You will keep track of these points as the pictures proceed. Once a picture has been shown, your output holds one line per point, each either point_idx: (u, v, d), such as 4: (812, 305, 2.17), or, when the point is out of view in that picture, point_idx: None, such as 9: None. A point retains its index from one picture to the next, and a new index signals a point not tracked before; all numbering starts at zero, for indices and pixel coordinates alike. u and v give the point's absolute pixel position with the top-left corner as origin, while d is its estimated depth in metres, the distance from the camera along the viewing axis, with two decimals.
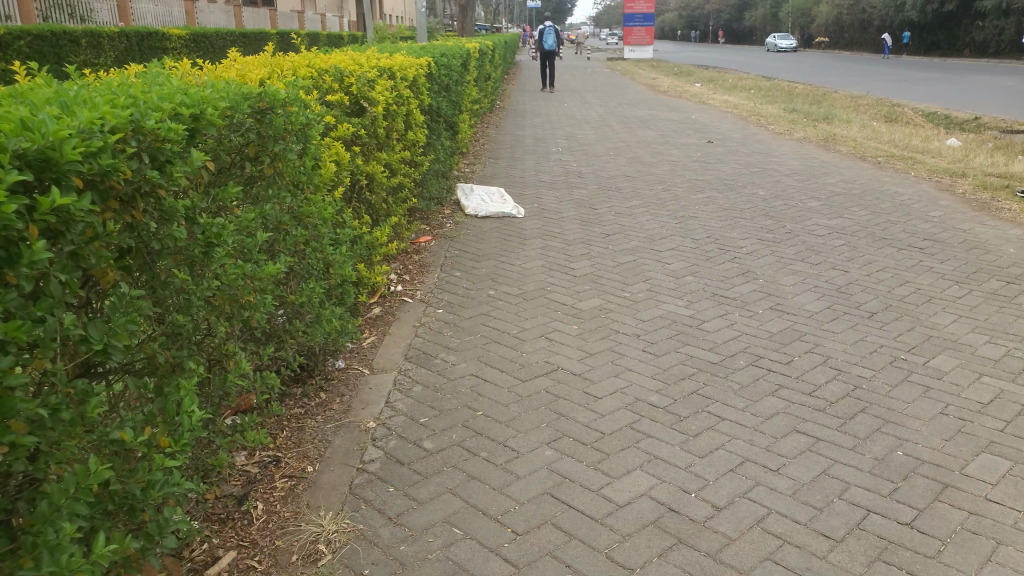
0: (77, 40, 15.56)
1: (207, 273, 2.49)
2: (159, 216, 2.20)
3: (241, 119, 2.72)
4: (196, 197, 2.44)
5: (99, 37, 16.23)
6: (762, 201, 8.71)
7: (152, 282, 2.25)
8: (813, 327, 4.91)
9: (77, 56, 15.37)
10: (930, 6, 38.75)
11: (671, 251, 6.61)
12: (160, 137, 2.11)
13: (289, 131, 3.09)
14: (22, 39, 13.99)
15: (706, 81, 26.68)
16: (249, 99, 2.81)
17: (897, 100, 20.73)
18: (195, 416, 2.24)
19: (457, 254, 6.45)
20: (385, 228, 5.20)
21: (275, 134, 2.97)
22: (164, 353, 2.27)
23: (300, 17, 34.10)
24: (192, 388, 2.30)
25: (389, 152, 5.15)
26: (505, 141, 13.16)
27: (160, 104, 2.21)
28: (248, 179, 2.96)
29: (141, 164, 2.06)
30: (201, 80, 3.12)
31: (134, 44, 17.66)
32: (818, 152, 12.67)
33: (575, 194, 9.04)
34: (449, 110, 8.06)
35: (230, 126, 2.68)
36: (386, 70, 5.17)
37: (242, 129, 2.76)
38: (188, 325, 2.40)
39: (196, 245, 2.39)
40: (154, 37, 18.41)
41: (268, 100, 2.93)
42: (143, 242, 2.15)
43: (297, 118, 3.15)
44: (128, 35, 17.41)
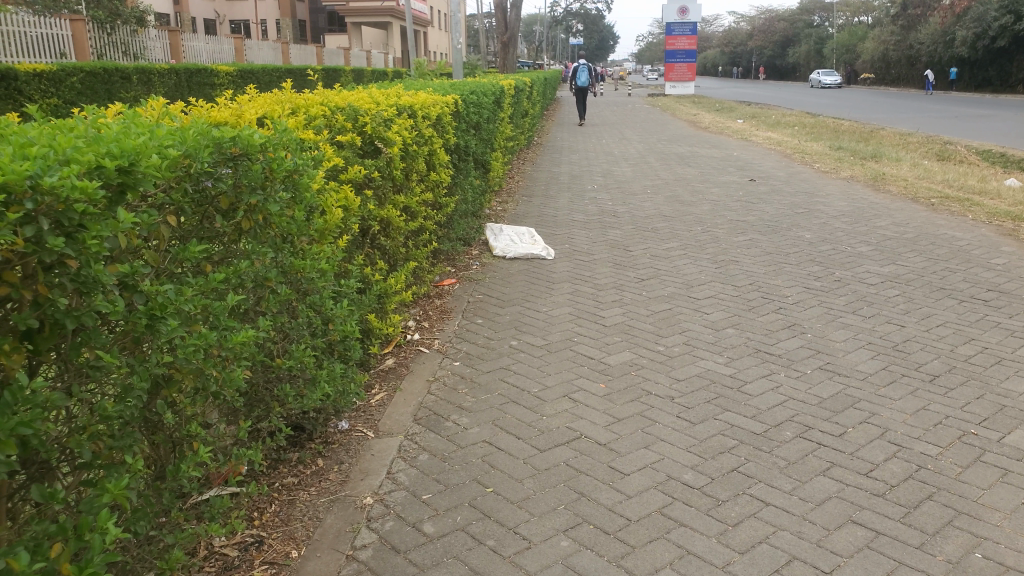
0: (125, 75, 15.73)
1: (153, 350, 1.97)
2: (78, 290, 1.72)
3: (202, 168, 2.14)
4: (135, 261, 1.90)
5: (148, 72, 16.38)
6: (808, 245, 8.23)
7: (80, 369, 1.80)
8: (867, 393, 4.42)
9: (125, 91, 15.51)
10: (978, 43, 37.97)
11: (710, 299, 6.17)
12: (65, 197, 1.62)
13: (272, 180, 2.48)
14: (71, 74, 14.17)
15: (750, 117, 26.21)
16: (217, 143, 2.22)
17: (948, 138, 20.05)
18: (112, 535, 1.71)
19: (481, 299, 6.08)
20: (402, 273, 4.84)
21: (254, 185, 2.37)
22: (89, 448, 1.79)
23: (345, 53, 34.54)
24: (122, 491, 1.81)
25: (407, 194, 4.81)
26: (540, 178, 12.87)
27: (75, 155, 1.72)
28: (216, 237, 2.35)
29: (40, 231, 1.59)
30: (173, 118, 2.63)
31: (183, 80, 17.83)
32: (867, 193, 12.14)
33: (610, 234, 8.65)
34: (479, 146, 7.73)
35: (190, 175, 2.11)
36: (406, 107, 4.84)
37: (203, 183, 2.17)
38: (129, 411, 1.89)
39: (137, 322, 1.88)
40: (201, 73, 18.58)
41: (241, 145, 2.31)
42: (55, 319, 1.68)
43: (283, 164, 2.53)
44: (176, 71, 17.59)
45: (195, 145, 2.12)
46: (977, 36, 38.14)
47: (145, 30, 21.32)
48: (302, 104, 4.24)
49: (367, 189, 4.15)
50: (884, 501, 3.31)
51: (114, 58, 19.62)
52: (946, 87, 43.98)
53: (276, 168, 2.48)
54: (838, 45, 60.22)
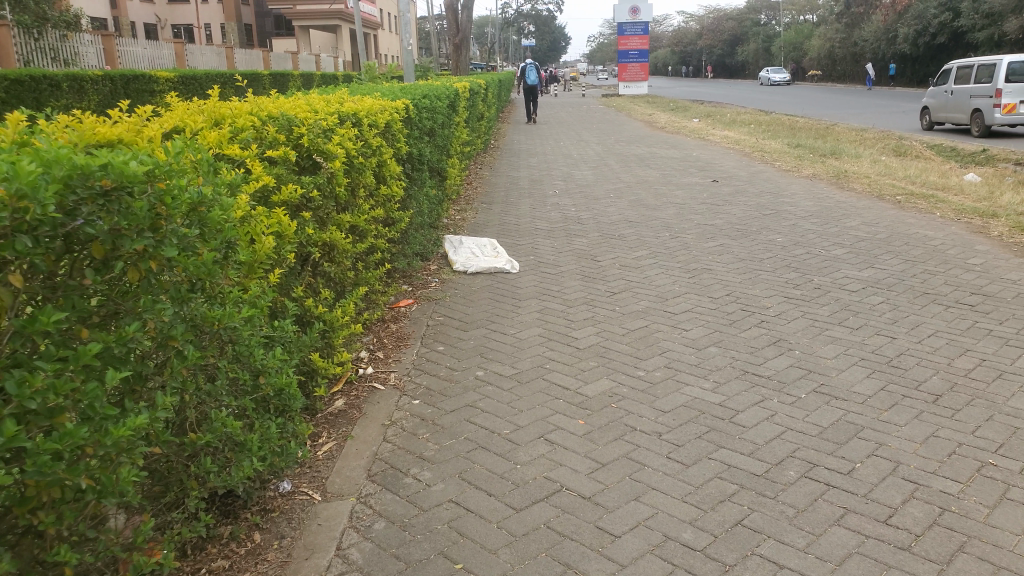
0: (56, 83, 14.98)
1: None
2: None
3: (45, 210, 1.64)
4: None
5: (80, 79, 15.61)
6: (782, 249, 7.87)
7: None
8: (870, 418, 4.00)
9: (55, 99, 14.75)
10: (920, 39, 38.63)
11: (688, 314, 5.74)
12: None
13: (162, 216, 1.97)
14: None
15: (705, 116, 26.08)
16: (70, 174, 1.72)
17: (902, 132, 20.08)
18: None
19: (442, 322, 5.59)
20: (351, 301, 4.36)
21: (136, 227, 1.86)
22: None
23: (293, 58, 33.80)
24: None
25: (354, 213, 4.32)
26: (498, 183, 12.41)
27: None
28: (90, 295, 1.85)
29: None
30: (39, 138, 2.11)
31: (119, 88, 17.05)
32: (831, 191, 11.90)
33: (575, 243, 8.20)
34: (434, 154, 7.25)
35: (29, 224, 1.63)
36: (347, 114, 4.33)
37: (50, 228, 1.68)
38: None
39: None
40: (140, 79, 17.82)
41: (113, 176, 1.79)
42: None
43: (181, 195, 2.02)
44: (112, 78, 16.80)
45: (35, 183, 1.62)
46: (919, 32, 38.79)
47: (78, 35, 20.41)
48: (226, 115, 3.73)
49: (306, 210, 3.64)
50: (912, 557, 2.88)
51: (41, 65, 18.71)
52: (891, 83, 44.64)
53: (169, 204, 1.96)
54: (785, 42, 60.92)
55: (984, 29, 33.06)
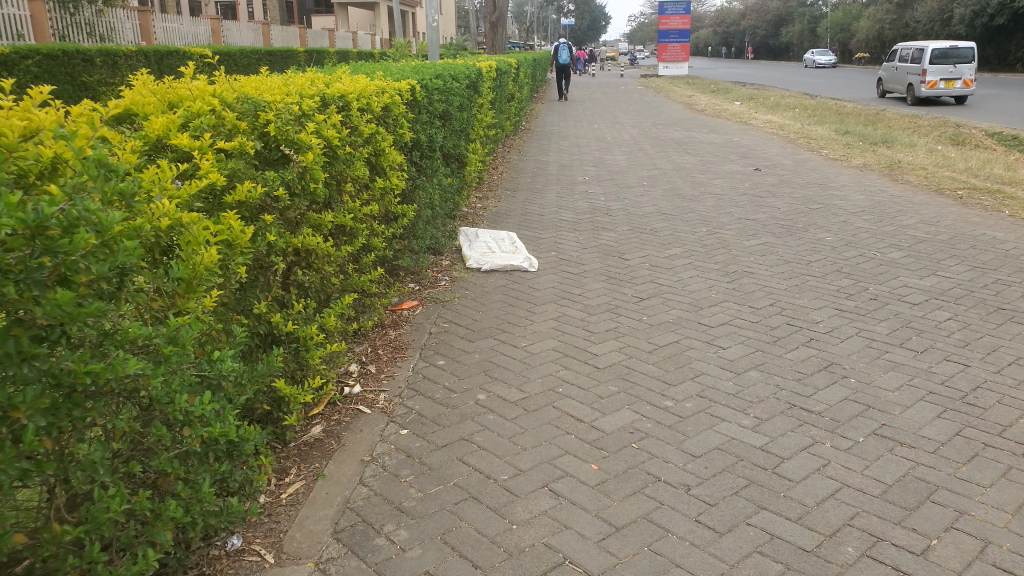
0: (88, 58, 14.56)
1: None
2: None
3: None
4: None
5: (114, 54, 15.19)
6: (831, 250, 7.13)
7: None
8: (944, 475, 3.34)
9: (87, 75, 14.33)
10: (975, 21, 37.04)
11: (726, 329, 5.06)
12: None
13: None
14: (28, 57, 13.04)
15: (746, 99, 25.07)
16: None
17: (957, 120, 19.04)
18: None
19: (447, 329, 5.00)
20: (336, 312, 3.82)
21: None
22: None
23: (331, 34, 33.37)
24: None
25: (337, 211, 3.75)
26: (527, 169, 11.78)
27: None
28: None
29: None
30: None
31: (154, 63, 16.65)
32: (883, 183, 11.09)
33: (603, 238, 7.55)
34: (449, 141, 6.64)
35: None
36: (332, 97, 3.75)
37: None
38: None
39: None
40: (174, 54, 17.45)
41: None
42: None
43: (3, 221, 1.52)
44: (145, 53, 16.40)
45: None
46: (975, 14, 37.19)
47: (114, 10, 19.89)
48: (184, 98, 3.18)
49: (268, 211, 3.08)
50: None
51: (76, 40, 18.28)
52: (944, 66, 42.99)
53: None
54: (832, 23, 59.05)
55: None
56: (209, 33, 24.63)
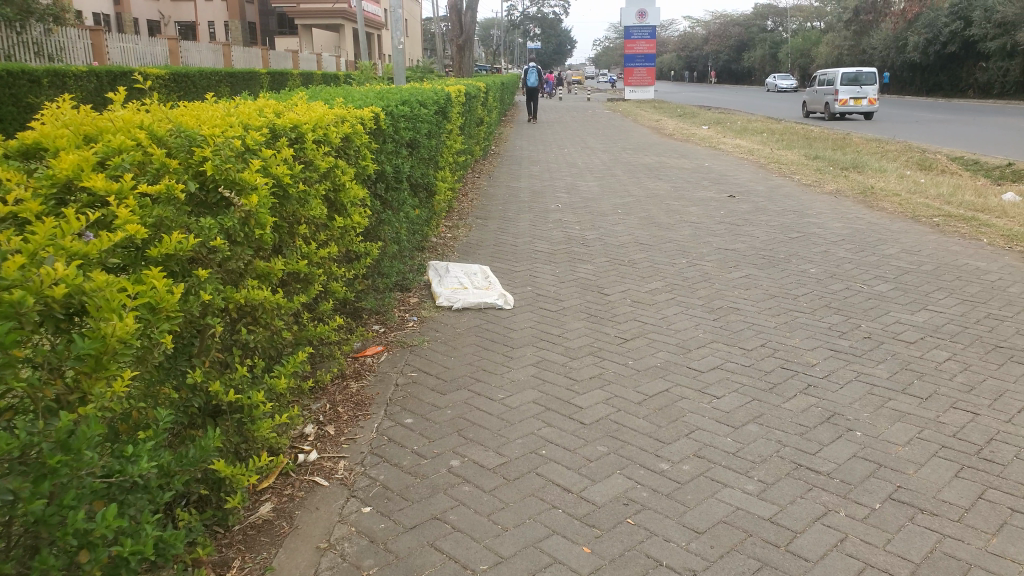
0: (37, 79, 14.04)
1: None
2: None
3: None
4: None
5: (61, 75, 14.63)
6: (816, 283, 6.84)
7: None
8: (975, 550, 2.98)
9: (35, 97, 13.78)
10: (930, 48, 37.73)
11: (718, 375, 4.69)
12: None
13: None
14: None
15: (713, 123, 25.05)
16: None
17: (922, 144, 19.13)
18: None
19: (415, 379, 4.56)
20: (288, 370, 3.39)
21: None
22: None
23: (294, 58, 32.94)
24: None
25: (288, 257, 3.31)
26: (496, 195, 11.43)
27: None
28: None
29: None
30: None
31: (106, 85, 16.12)
32: (859, 210, 10.89)
33: (579, 270, 7.18)
34: (416, 171, 6.24)
35: None
36: (283, 129, 3.32)
37: None
38: None
39: None
40: (128, 76, 16.92)
41: None
42: None
43: None
44: (97, 74, 15.92)
45: None
46: (930, 41, 37.89)
47: (66, 30, 19.25)
48: (108, 130, 2.75)
49: (203, 263, 2.64)
50: None
51: (26, 61, 17.59)
52: (901, 92, 43.75)
53: None
54: (791, 49, 60.00)
55: (997, 38, 32.16)
56: (167, 55, 24.05)
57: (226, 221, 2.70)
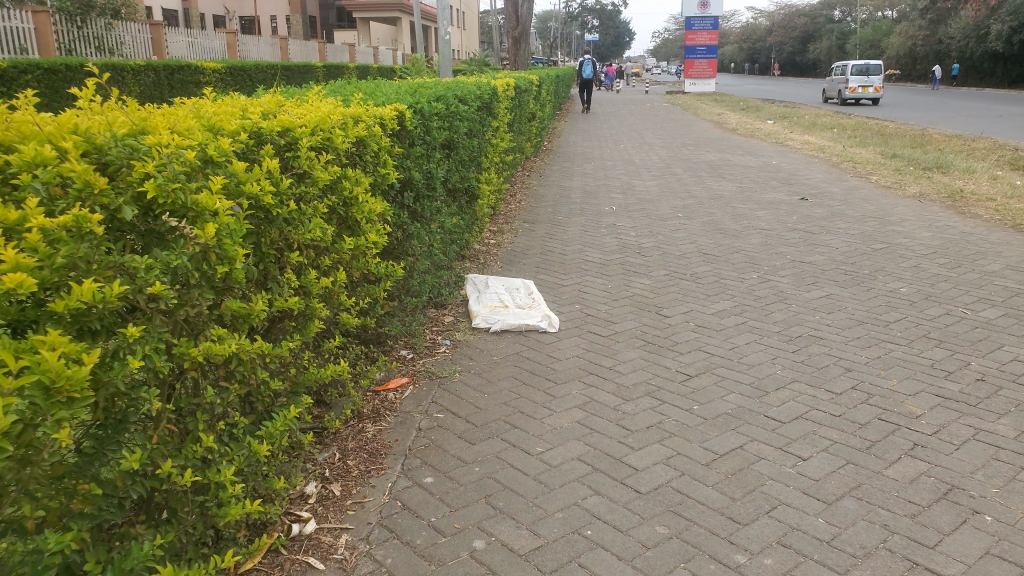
0: (93, 73, 13.77)
1: None
2: None
3: None
4: None
5: (121, 69, 14.38)
6: (911, 307, 6.00)
7: None
8: None
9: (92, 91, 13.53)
10: (1015, 36, 35.66)
11: (801, 428, 3.93)
12: None
13: None
14: (27, 71, 12.21)
15: (779, 117, 23.83)
16: None
17: (1012, 142, 17.75)
18: None
19: (441, 422, 3.89)
20: (278, 430, 2.71)
21: None
22: None
23: (351, 50, 32.69)
24: None
25: (272, 293, 2.64)
26: (548, 196, 10.73)
27: None
28: None
29: None
30: None
31: (163, 79, 15.79)
32: (949, 216, 9.91)
33: (635, 286, 6.46)
34: (454, 174, 5.60)
35: None
36: (269, 133, 2.65)
37: None
38: None
39: None
40: (188, 69, 16.63)
41: None
42: None
43: None
44: (155, 67, 15.58)
45: None
46: (1014, 29, 35.81)
47: (123, 23, 19.12)
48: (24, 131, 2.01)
49: (139, 313, 1.94)
50: None
51: (84, 55, 17.46)
52: (981, 84, 41.58)
53: None
54: (861, 40, 57.68)
55: None
56: (224, 47, 23.86)
57: (173, 256, 2.00)
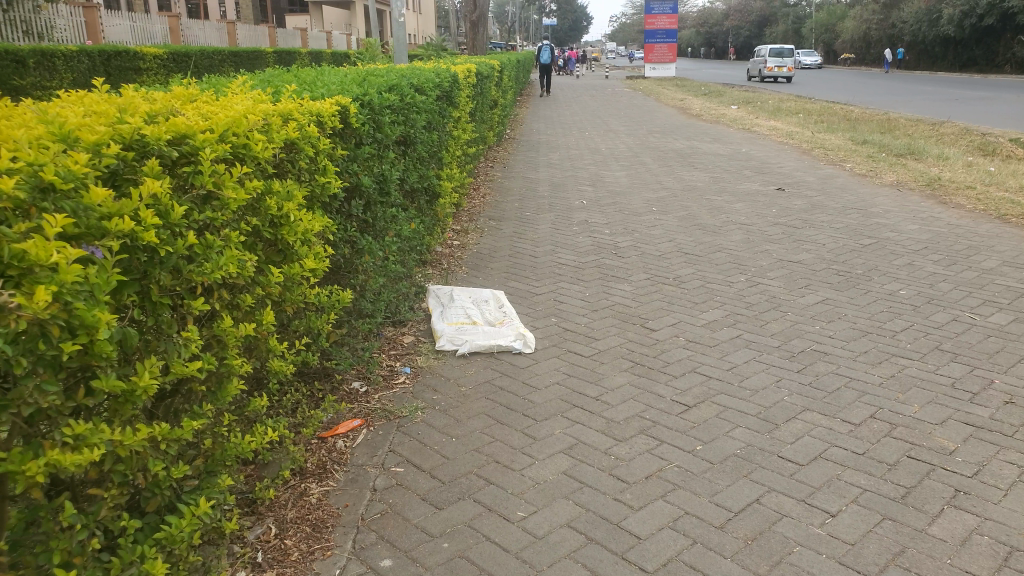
0: (21, 60, 12.76)
1: None
2: None
3: None
4: None
5: (51, 55, 13.36)
6: (915, 313, 5.49)
7: None
8: None
9: (18, 79, 12.54)
10: (967, 20, 35.99)
11: (823, 473, 3.36)
12: None
13: None
14: None
15: (743, 102, 23.45)
16: None
17: (976, 125, 17.57)
18: None
19: (401, 479, 3.26)
20: (182, 530, 2.13)
21: None
22: None
23: (303, 36, 31.68)
24: None
25: (165, 355, 2.02)
26: (513, 190, 10.11)
27: None
28: None
29: None
30: None
31: (99, 65, 14.79)
32: (929, 206, 9.51)
33: (614, 293, 5.85)
34: (412, 174, 4.96)
35: None
36: (155, 144, 2.04)
37: None
38: None
39: None
40: (128, 57, 15.63)
41: None
42: None
43: None
44: (90, 53, 14.56)
45: None
46: (966, 13, 36.12)
47: (55, 7, 18.00)
48: None
49: None
50: None
51: (12, 41, 16.41)
52: (933, 67, 41.87)
53: None
54: (817, 24, 57.91)
55: None
56: (167, 32, 22.75)
57: None
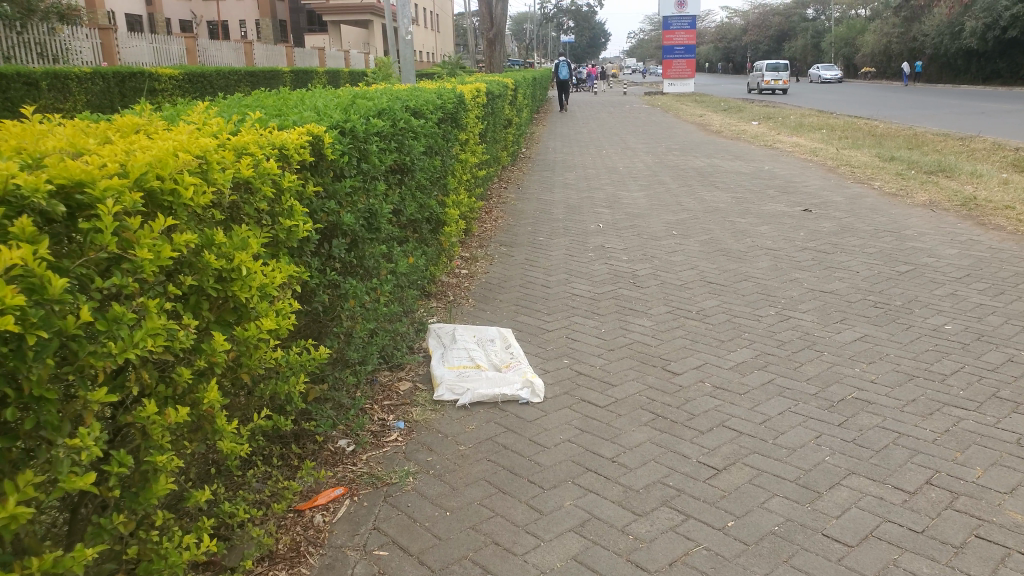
0: (32, 81, 12.50)
1: None
2: None
3: None
4: None
5: (64, 77, 13.12)
6: (964, 352, 4.98)
7: None
8: None
9: (29, 101, 12.28)
10: (989, 33, 35.38)
11: (878, 559, 2.88)
12: None
13: None
14: None
15: (764, 118, 22.96)
16: None
17: (1006, 140, 16.95)
18: None
19: (384, 565, 2.79)
20: None
21: None
22: None
23: (320, 55, 31.56)
24: None
25: (47, 469, 1.68)
26: (527, 213, 9.68)
27: None
28: None
29: None
30: None
31: (113, 86, 14.54)
32: (966, 228, 8.97)
33: (633, 329, 5.39)
34: (409, 205, 4.54)
35: None
36: (33, 197, 1.62)
37: None
38: None
39: None
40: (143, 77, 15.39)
41: None
42: None
43: None
44: (104, 74, 14.28)
45: None
46: (988, 26, 35.52)
47: (71, 28, 17.86)
48: None
49: None
50: None
51: (25, 62, 16.28)
52: (956, 80, 41.15)
53: None
54: (837, 39, 57.31)
55: None
56: (182, 52, 22.60)
57: None
